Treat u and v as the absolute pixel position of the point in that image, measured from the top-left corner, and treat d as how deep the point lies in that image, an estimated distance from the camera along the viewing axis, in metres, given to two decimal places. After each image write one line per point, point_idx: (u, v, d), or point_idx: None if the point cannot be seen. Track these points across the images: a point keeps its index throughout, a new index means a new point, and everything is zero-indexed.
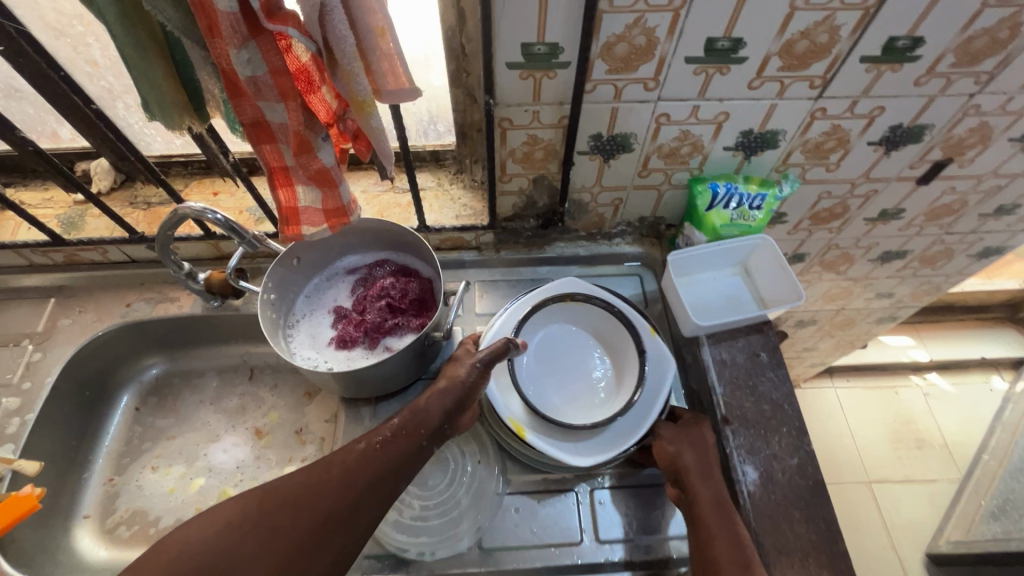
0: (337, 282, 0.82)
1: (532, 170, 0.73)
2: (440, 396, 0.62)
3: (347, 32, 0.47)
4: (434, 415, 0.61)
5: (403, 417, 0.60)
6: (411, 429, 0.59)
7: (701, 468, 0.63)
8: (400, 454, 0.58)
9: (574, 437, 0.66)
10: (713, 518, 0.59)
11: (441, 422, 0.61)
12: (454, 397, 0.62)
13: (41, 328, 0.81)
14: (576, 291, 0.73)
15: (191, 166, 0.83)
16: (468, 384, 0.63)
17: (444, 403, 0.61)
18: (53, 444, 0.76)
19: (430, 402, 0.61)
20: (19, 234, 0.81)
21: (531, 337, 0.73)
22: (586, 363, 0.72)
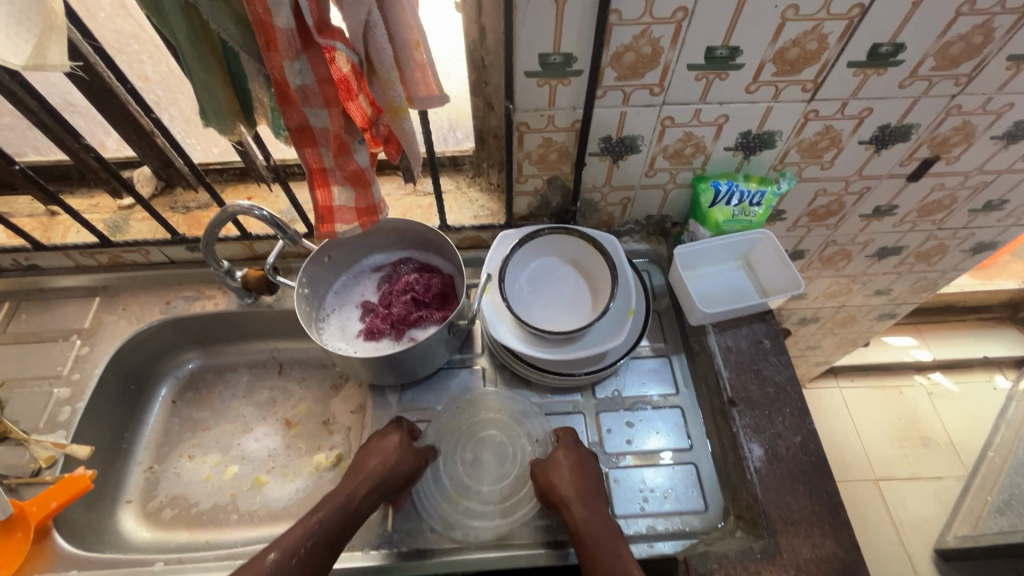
0: (364, 279, 0.88)
1: (546, 171, 0.79)
2: (369, 490, 0.66)
3: (386, 44, 0.54)
4: (360, 510, 0.64)
5: (328, 516, 0.62)
6: (335, 525, 0.62)
7: (580, 487, 0.67)
8: (318, 557, 0.60)
9: (517, 330, 0.78)
10: (600, 544, 0.62)
11: (367, 514, 0.65)
12: (385, 489, 0.66)
13: (87, 324, 0.87)
14: (598, 241, 0.79)
15: (227, 172, 0.89)
16: (402, 479, 0.68)
17: (374, 500, 0.66)
18: (99, 431, 0.82)
19: (361, 498, 0.65)
20: (69, 237, 0.87)
21: (543, 254, 0.82)
22: (568, 286, 0.80)
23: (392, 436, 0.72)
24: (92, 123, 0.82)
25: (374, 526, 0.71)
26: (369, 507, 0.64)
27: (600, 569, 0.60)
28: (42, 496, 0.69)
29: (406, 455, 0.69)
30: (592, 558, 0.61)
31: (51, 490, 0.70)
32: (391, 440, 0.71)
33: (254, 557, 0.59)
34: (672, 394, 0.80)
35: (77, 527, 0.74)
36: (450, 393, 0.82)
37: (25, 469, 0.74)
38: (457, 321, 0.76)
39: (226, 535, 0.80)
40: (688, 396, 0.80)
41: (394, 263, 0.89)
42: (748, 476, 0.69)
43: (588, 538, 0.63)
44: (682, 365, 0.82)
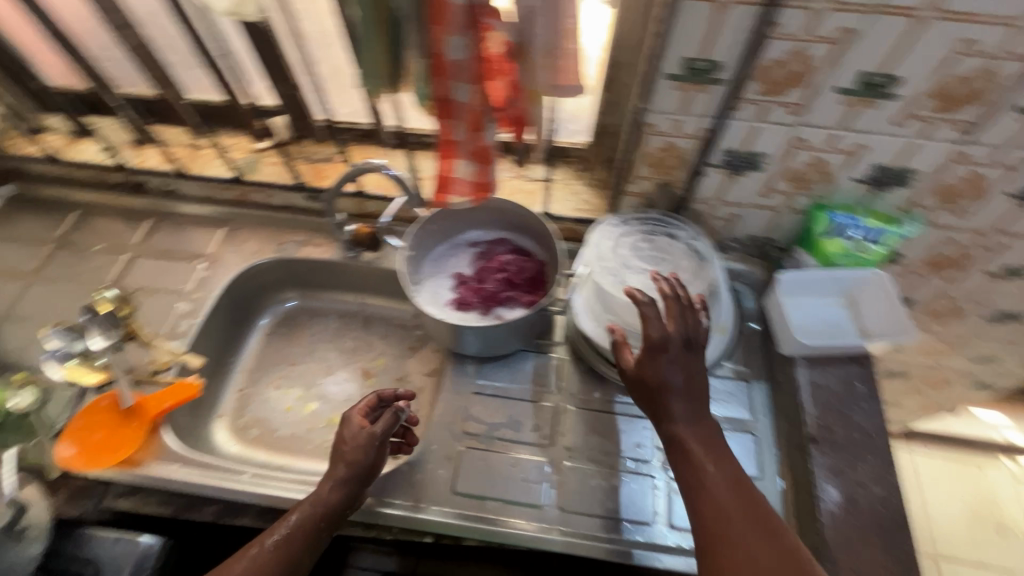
0: (460, 250, 0.91)
1: (659, 175, 0.79)
2: (342, 487, 0.66)
3: (542, 30, 0.56)
4: (336, 505, 0.65)
5: (304, 515, 0.64)
6: (309, 523, 0.64)
7: (683, 386, 0.64)
8: (297, 549, 0.62)
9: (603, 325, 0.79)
10: (715, 479, 0.58)
11: (342, 509, 0.66)
12: (355, 480, 0.67)
13: (210, 250, 0.96)
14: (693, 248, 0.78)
15: (351, 132, 0.94)
16: (363, 464, 0.67)
17: (344, 495, 0.66)
18: (208, 347, 0.90)
19: (330, 494, 0.65)
20: (209, 170, 0.96)
21: None
22: None
23: (348, 429, 0.70)
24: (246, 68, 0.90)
25: (439, 484, 0.73)
26: (337, 503, 0.65)
27: (717, 512, 0.56)
28: (159, 396, 0.78)
29: (360, 443, 0.68)
30: (707, 497, 0.57)
31: (166, 392, 0.79)
32: (349, 431, 0.69)
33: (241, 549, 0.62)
34: (748, 420, 0.78)
35: (179, 428, 0.83)
36: (525, 375, 0.84)
37: (146, 368, 0.82)
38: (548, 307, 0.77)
39: (299, 464, 0.87)
40: (764, 425, 0.78)
41: (490, 241, 0.92)
42: (819, 516, 0.67)
43: (703, 468, 0.59)
44: (763, 394, 0.80)
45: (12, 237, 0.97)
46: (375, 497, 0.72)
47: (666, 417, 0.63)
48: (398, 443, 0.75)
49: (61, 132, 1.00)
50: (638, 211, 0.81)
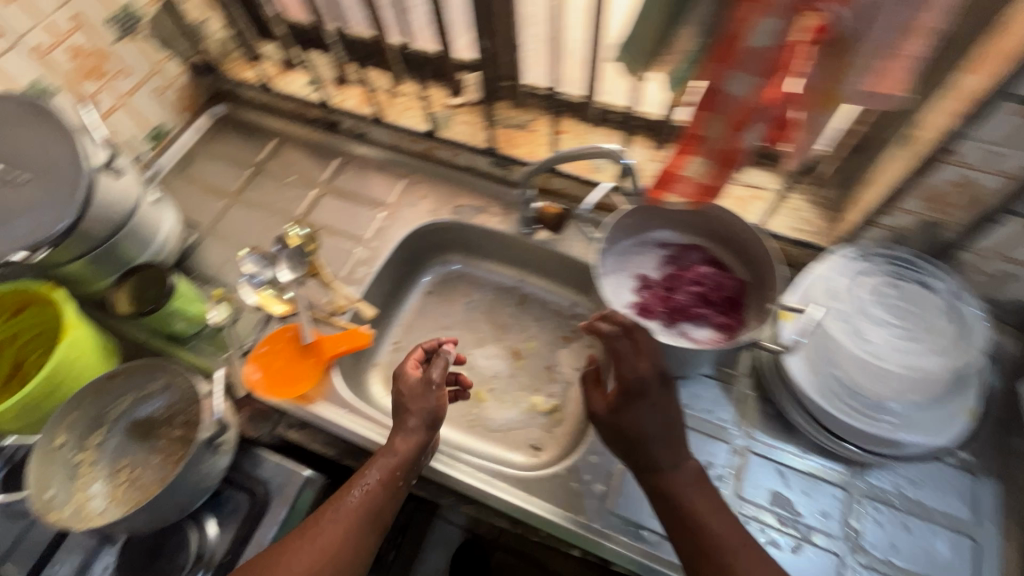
0: (650, 248, 0.83)
1: (931, 212, 0.65)
2: (411, 435, 0.65)
3: (884, 26, 0.45)
4: (410, 452, 0.65)
5: (384, 469, 0.63)
6: (388, 475, 0.63)
7: (666, 426, 0.60)
8: (378, 497, 0.62)
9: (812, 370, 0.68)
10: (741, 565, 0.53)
11: (415, 459, 0.65)
12: (423, 428, 0.66)
13: (390, 201, 0.96)
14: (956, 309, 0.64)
15: (551, 100, 0.88)
16: (427, 410, 0.66)
17: (414, 443, 0.65)
18: (377, 297, 0.91)
19: (401, 445, 0.65)
20: (403, 119, 0.95)
21: None
22: None
23: (406, 384, 0.68)
24: None
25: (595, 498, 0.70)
26: (410, 453, 0.64)
27: None
28: (335, 339, 0.80)
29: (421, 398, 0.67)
30: None
31: (341, 336, 0.81)
32: (409, 385, 0.68)
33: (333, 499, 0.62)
34: (967, 521, 0.65)
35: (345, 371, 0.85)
36: (698, 402, 0.76)
37: (325, 307, 0.85)
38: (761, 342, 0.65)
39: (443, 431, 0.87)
40: (988, 532, 0.64)
41: (685, 245, 0.82)
42: None
43: (702, 530, 0.56)
44: (994, 494, 0.67)
45: (220, 156, 1.04)
46: (527, 494, 0.71)
47: (611, 435, 0.61)
48: (455, 392, 0.79)
49: (274, 61, 1.04)
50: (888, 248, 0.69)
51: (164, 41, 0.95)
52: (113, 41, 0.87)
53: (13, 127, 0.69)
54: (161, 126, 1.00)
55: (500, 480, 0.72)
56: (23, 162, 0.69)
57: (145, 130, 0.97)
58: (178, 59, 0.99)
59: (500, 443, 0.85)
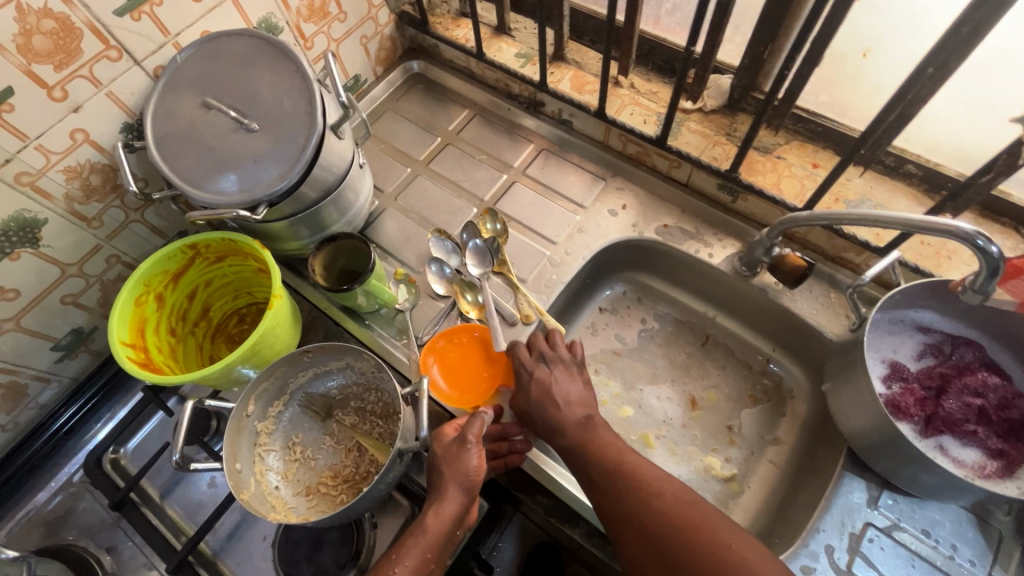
0: (910, 326, 0.68)
1: None
2: (444, 502, 0.55)
3: None
4: (441, 531, 0.54)
5: (414, 552, 0.53)
6: (421, 560, 0.53)
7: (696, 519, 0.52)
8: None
9: None
10: None
11: (450, 529, 0.55)
12: (460, 497, 0.56)
13: (588, 204, 0.86)
14: None
15: (804, 125, 0.76)
16: (465, 473, 0.56)
17: (448, 515, 0.55)
18: (557, 309, 0.83)
19: (433, 519, 0.54)
20: (622, 115, 0.83)
21: None
22: None
23: (443, 446, 0.59)
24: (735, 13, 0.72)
25: None
26: (445, 522, 0.54)
27: None
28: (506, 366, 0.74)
29: (456, 455, 0.57)
30: None
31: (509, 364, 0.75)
32: (446, 445, 0.59)
33: None
34: None
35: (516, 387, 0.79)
36: (943, 534, 0.62)
37: (509, 313, 0.78)
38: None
39: None
40: None
41: (956, 334, 0.67)
42: None
43: None
44: None
45: (408, 117, 0.97)
46: None
47: (619, 494, 0.56)
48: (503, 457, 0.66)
49: (485, 23, 0.94)
50: None
51: None
52: None
53: (254, 70, 0.65)
54: (358, 76, 0.94)
55: None
56: (257, 110, 0.65)
57: (344, 79, 0.92)
58: (390, 7, 0.92)
59: None
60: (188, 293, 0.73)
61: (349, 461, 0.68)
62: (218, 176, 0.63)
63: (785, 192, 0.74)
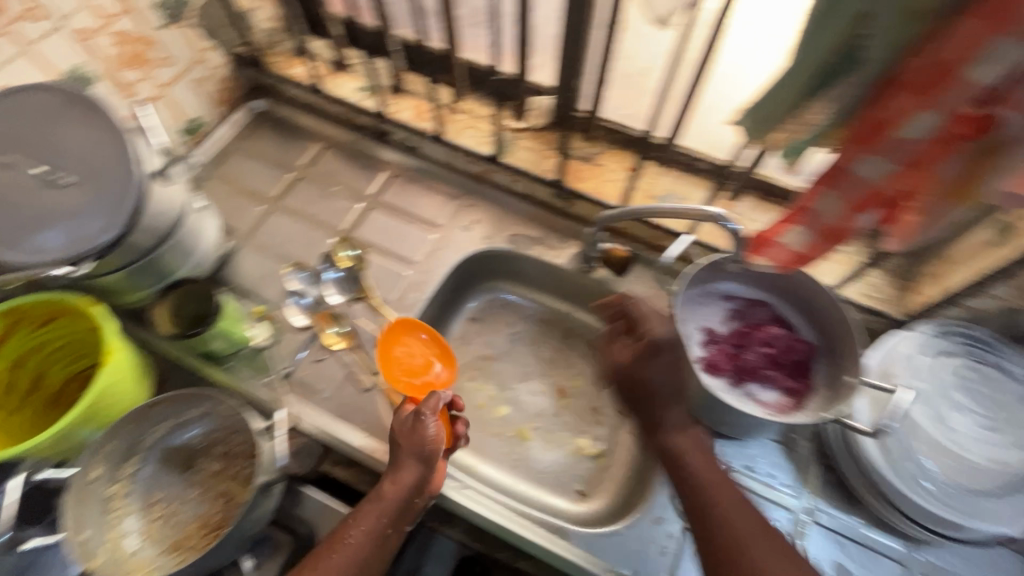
0: (717, 300, 0.80)
1: (1015, 301, 0.65)
2: (404, 476, 0.63)
3: None
4: (398, 501, 0.62)
5: (371, 518, 0.60)
6: (376, 524, 0.60)
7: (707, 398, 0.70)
8: (371, 547, 0.59)
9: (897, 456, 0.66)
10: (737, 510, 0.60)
11: (407, 497, 0.62)
12: (415, 471, 0.63)
13: (442, 222, 0.91)
14: None
15: (614, 135, 0.87)
16: (420, 447, 0.64)
17: (404, 485, 0.62)
18: (425, 325, 0.87)
19: (392, 487, 0.62)
20: (461, 138, 0.90)
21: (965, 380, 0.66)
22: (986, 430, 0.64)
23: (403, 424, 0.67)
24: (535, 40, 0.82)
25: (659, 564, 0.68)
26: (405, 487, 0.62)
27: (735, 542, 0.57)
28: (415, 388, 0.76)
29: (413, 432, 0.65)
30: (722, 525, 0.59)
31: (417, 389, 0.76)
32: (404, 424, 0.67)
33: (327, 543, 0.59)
34: None
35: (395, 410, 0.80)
36: (761, 466, 0.74)
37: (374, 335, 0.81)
38: (845, 421, 0.64)
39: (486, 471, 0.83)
40: None
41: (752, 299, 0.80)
42: None
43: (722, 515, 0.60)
44: None
45: (256, 155, 0.97)
46: (588, 554, 0.69)
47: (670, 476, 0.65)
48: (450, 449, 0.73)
49: (323, 60, 0.97)
50: (966, 329, 0.68)
51: (208, 30, 0.88)
52: (159, 27, 0.80)
53: (60, 124, 0.63)
54: (197, 118, 0.93)
55: (560, 538, 0.70)
56: (67, 163, 0.63)
57: (181, 122, 0.90)
58: (221, 49, 0.92)
59: (546, 486, 0.82)
60: (12, 361, 0.67)
61: (217, 508, 0.66)
62: (29, 235, 0.60)
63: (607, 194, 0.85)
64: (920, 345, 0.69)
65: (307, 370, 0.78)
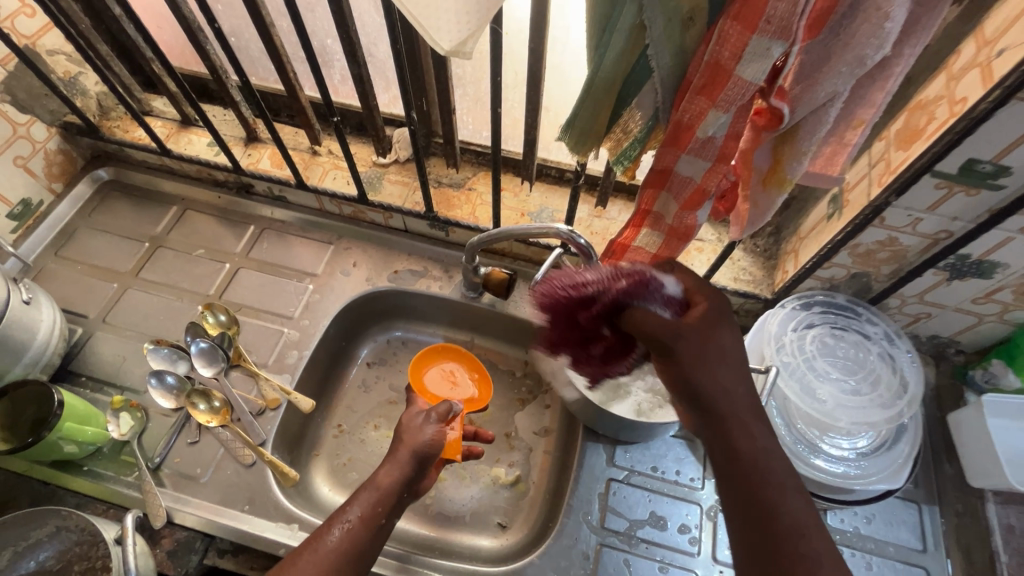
0: None
1: (860, 266, 0.68)
2: (397, 467, 0.60)
3: (829, 121, 0.46)
4: (395, 490, 0.58)
5: (364, 505, 0.56)
6: (370, 512, 0.56)
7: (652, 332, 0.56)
8: (367, 537, 0.55)
9: (780, 434, 0.69)
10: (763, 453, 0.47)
11: (401, 492, 0.59)
12: (411, 461, 0.60)
13: (320, 270, 0.87)
14: (897, 365, 0.68)
15: (481, 157, 0.86)
16: (421, 440, 0.62)
17: (398, 474, 0.59)
18: (315, 381, 0.82)
19: (389, 473, 0.59)
20: (326, 181, 0.87)
21: (825, 347, 0.70)
22: (850, 390, 0.67)
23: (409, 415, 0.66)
24: (381, 75, 0.80)
25: None
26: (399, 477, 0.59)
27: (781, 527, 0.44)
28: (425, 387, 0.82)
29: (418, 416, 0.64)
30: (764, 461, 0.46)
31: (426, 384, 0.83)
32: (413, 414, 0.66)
33: (318, 532, 0.55)
34: (917, 551, 0.69)
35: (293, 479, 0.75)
36: (665, 465, 0.74)
37: (253, 403, 0.75)
38: None
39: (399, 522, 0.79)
40: (937, 559, 0.68)
41: None
42: None
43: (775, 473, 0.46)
44: (935, 525, 0.70)
45: (106, 228, 0.89)
46: None
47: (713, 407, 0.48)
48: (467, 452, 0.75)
49: (168, 119, 0.92)
50: (824, 297, 0.72)
51: (24, 103, 0.80)
52: None
53: None
54: (27, 200, 0.84)
55: None
56: None
57: (6, 207, 0.81)
58: (45, 120, 0.84)
59: (464, 528, 0.78)
60: None
61: None
62: None
63: (481, 217, 0.84)
64: (781, 322, 0.71)
65: (179, 456, 0.71)
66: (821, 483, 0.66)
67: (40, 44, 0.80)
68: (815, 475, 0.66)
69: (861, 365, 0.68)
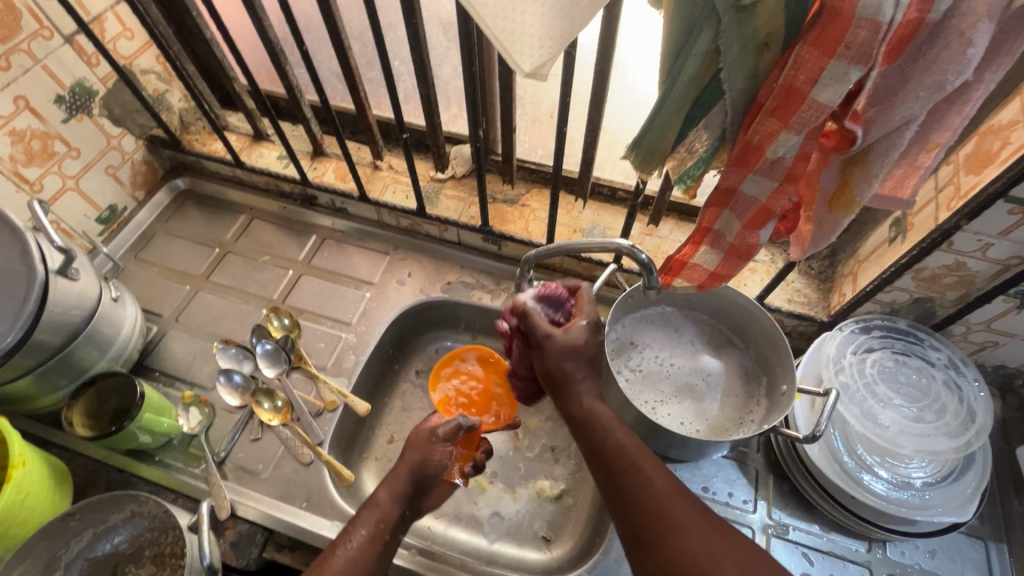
0: (656, 322, 0.79)
1: (924, 291, 0.67)
2: (394, 481, 0.61)
3: (902, 143, 0.46)
4: (395, 504, 0.60)
5: (369, 523, 0.57)
6: (375, 528, 0.57)
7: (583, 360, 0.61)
8: (372, 552, 0.55)
9: (839, 460, 0.68)
10: (638, 461, 0.54)
11: (403, 510, 0.60)
12: (409, 478, 0.62)
13: (376, 279, 0.90)
14: (963, 394, 0.66)
15: (536, 174, 0.89)
16: (422, 458, 0.64)
17: (397, 491, 0.61)
18: (369, 385, 0.84)
19: (383, 491, 0.60)
20: (386, 195, 0.91)
21: (886, 372, 0.68)
22: (913, 418, 0.65)
23: (424, 430, 0.67)
24: (445, 95, 0.85)
25: None
26: (393, 499, 0.60)
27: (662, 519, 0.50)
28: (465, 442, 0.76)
29: (419, 437, 0.66)
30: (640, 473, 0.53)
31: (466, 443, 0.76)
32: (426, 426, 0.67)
33: (333, 542, 0.56)
34: None
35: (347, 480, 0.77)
36: (717, 485, 0.73)
37: (312, 404, 0.78)
38: (782, 430, 0.63)
39: (445, 530, 0.80)
40: None
41: (682, 320, 0.79)
42: None
43: (637, 475, 0.53)
44: (1006, 565, 0.67)
45: (180, 234, 0.95)
46: None
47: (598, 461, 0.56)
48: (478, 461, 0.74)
49: (242, 135, 0.98)
50: (884, 321, 0.71)
51: (118, 117, 0.87)
52: (62, 121, 0.79)
53: None
54: (114, 206, 0.91)
55: None
56: None
57: (96, 212, 0.88)
58: (134, 134, 0.91)
59: (509, 539, 0.79)
60: None
61: None
62: None
63: (534, 232, 0.86)
64: (839, 347, 0.71)
65: (243, 451, 0.74)
66: (881, 512, 0.64)
67: (136, 63, 0.87)
68: (874, 503, 0.64)
69: (924, 392, 0.67)
